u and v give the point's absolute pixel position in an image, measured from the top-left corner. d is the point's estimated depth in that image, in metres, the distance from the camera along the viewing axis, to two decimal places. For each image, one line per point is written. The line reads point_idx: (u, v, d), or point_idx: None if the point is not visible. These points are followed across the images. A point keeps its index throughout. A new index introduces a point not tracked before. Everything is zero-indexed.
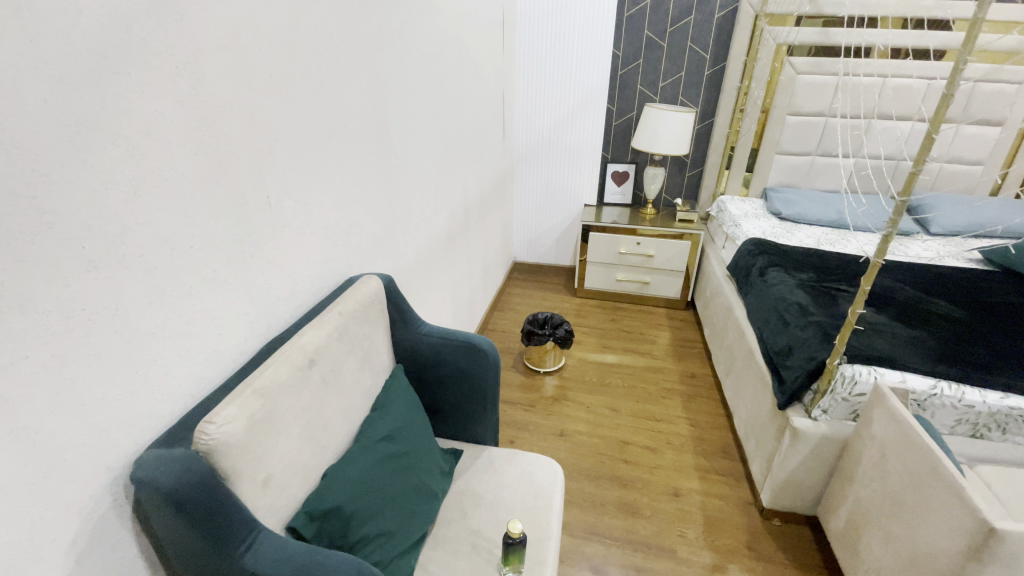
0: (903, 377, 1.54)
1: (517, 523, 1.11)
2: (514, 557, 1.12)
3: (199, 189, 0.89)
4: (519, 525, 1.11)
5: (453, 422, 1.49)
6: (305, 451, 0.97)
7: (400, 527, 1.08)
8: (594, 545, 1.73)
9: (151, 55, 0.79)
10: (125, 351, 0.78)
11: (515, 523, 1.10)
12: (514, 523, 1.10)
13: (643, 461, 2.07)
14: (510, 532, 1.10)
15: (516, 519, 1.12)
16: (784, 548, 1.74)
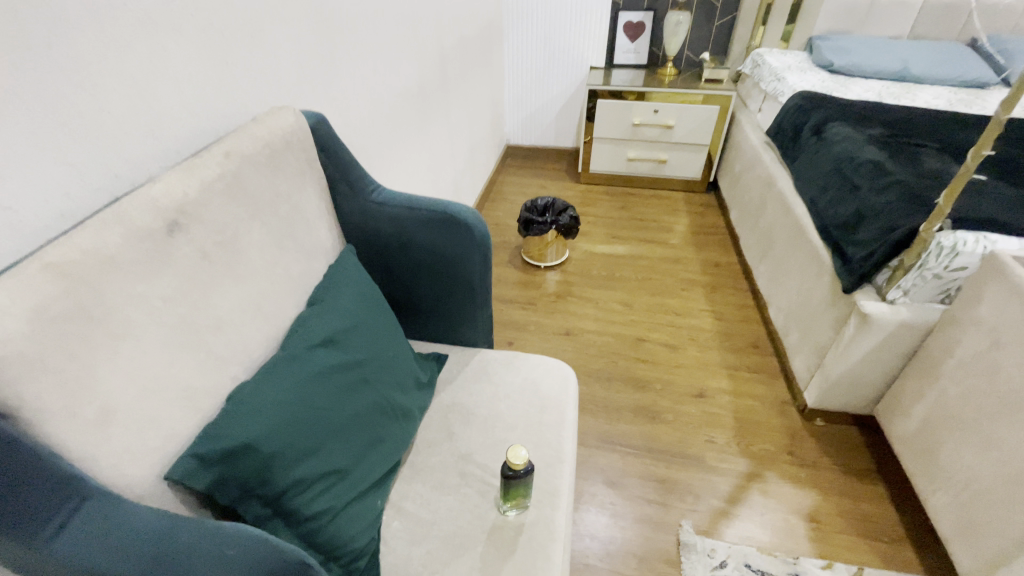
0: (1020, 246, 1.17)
1: (520, 450, 0.80)
2: (517, 491, 0.84)
3: None
4: (525, 454, 0.80)
5: (431, 321, 1.13)
6: (184, 365, 0.61)
7: (352, 464, 0.76)
8: (608, 455, 1.48)
9: None
10: None
11: (518, 453, 0.79)
12: (516, 452, 0.80)
13: (663, 360, 1.78)
14: (510, 464, 0.79)
15: (519, 445, 0.81)
16: (829, 453, 1.49)
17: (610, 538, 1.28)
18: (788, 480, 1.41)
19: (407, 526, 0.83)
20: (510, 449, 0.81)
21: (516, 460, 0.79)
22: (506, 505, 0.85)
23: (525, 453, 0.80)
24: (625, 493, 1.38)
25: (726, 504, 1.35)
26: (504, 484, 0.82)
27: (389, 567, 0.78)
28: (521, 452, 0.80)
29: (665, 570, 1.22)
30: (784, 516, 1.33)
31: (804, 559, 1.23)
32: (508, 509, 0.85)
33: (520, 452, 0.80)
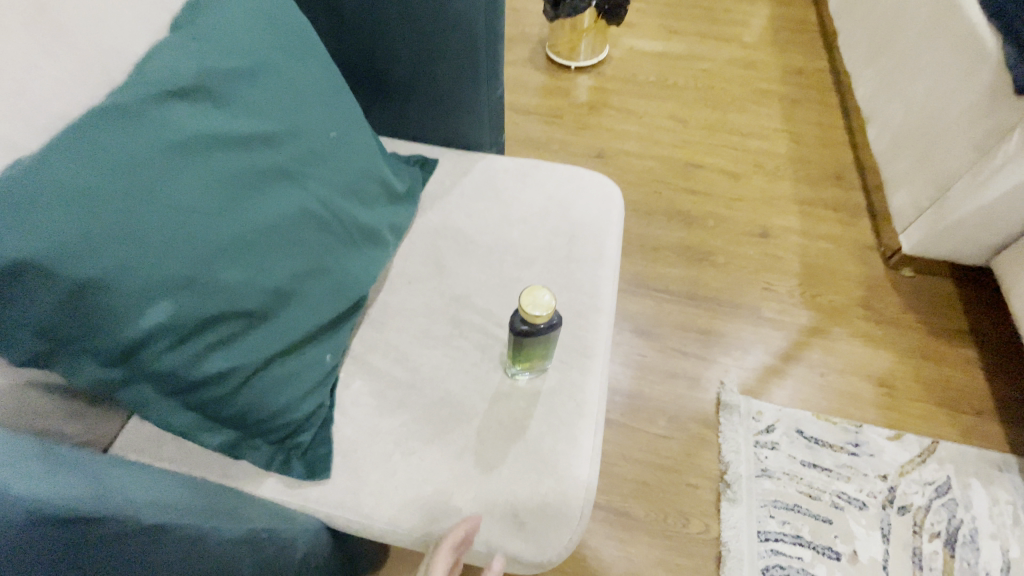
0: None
1: (542, 295, 0.50)
2: (533, 354, 0.56)
3: None
4: (551, 303, 0.50)
5: (411, 106, 0.75)
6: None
7: (271, 303, 0.48)
8: (640, 300, 1.20)
9: None
10: None
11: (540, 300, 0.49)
12: (536, 298, 0.50)
13: (719, 191, 1.40)
14: (526, 316, 0.50)
15: (542, 287, 0.51)
16: (914, 310, 1.21)
17: (636, 393, 1.07)
18: (860, 338, 1.16)
19: (374, 388, 0.58)
20: (525, 292, 0.51)
21: (535, 310, 0.49)
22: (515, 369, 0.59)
23: (552, 300, 0.50)
24: (658, 345, 1.13)
25: (779, 361, 1.11)
26: (513, 343, 0.54)
27: (347, 444, 0.54)
28: (544, 297, 0.50)
29: (698, 431, 1.02)
30: (851, 378, 1.10)
31: (868, 427, 1.03)
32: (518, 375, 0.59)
33: (542, 298, 0.50)
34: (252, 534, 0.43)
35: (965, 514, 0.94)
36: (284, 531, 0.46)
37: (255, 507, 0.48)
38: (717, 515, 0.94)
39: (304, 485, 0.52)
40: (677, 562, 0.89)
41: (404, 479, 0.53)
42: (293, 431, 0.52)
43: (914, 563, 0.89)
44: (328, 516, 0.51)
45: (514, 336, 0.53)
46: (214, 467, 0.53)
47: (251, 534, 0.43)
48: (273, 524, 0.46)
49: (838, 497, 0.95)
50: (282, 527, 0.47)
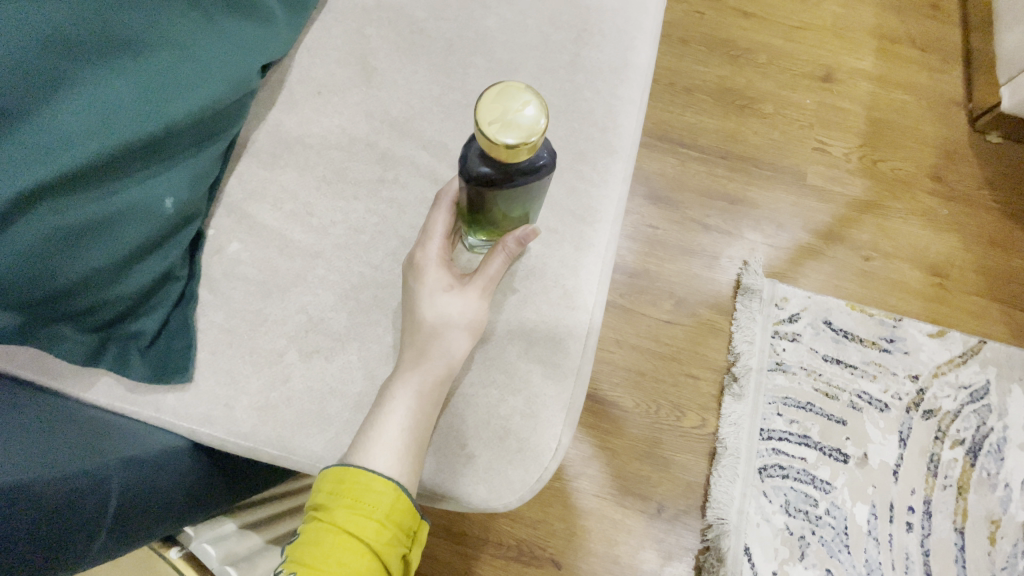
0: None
1: (523, 108, 0.27)
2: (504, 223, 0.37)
3: None
4: (538, 126, 0.27)
5: None
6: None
7: (14, 74, 0.28)
8: (659, 157, 0.95)
9: None
10: None
11: (515, 117, 0.26)
12: (507, 113, 0.27)
13: (779, 15, 1.07)
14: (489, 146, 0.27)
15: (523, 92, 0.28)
16: (993, 185, 0.99)
17: (641, 272, 0.89)
18: (919, 217, 0.95)
19: (258, 255, 0.38)
20: (491, 100, 0.27)
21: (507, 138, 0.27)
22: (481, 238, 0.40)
23: (541, 120, 0.27)
24: (673, 215, 0.92)
25: (818, 240, 0.92)
26: (471, 195, 0.33)
27: (215, 335, 0.36)
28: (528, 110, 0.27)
29: (709, 318, 0.87)
30: (899, 264, 0.92)
31: (908, 321, 0.87)
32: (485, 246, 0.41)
33: (521, 115, 0.27)
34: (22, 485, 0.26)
35: (996, 422, 0.84)
36: (91, 460, 0.30)
37: (82, 428, 0.32)
38: (717, 409, 0.82)
39: (153, 390, 0.36)
40: (665, 456, 0.80)
41: (300, 389, 0.36)
42: (128, 310, 0.34)
43: (928, 470, 0.80)
44: (190, 434, 0.35)
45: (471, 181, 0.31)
46: (22, 360, 0.35)
47: (17, 484, 0.26)
48: (76, 454, 0.30)
49: (858, 397, 0.83)
50: (90, 458, 0.30)
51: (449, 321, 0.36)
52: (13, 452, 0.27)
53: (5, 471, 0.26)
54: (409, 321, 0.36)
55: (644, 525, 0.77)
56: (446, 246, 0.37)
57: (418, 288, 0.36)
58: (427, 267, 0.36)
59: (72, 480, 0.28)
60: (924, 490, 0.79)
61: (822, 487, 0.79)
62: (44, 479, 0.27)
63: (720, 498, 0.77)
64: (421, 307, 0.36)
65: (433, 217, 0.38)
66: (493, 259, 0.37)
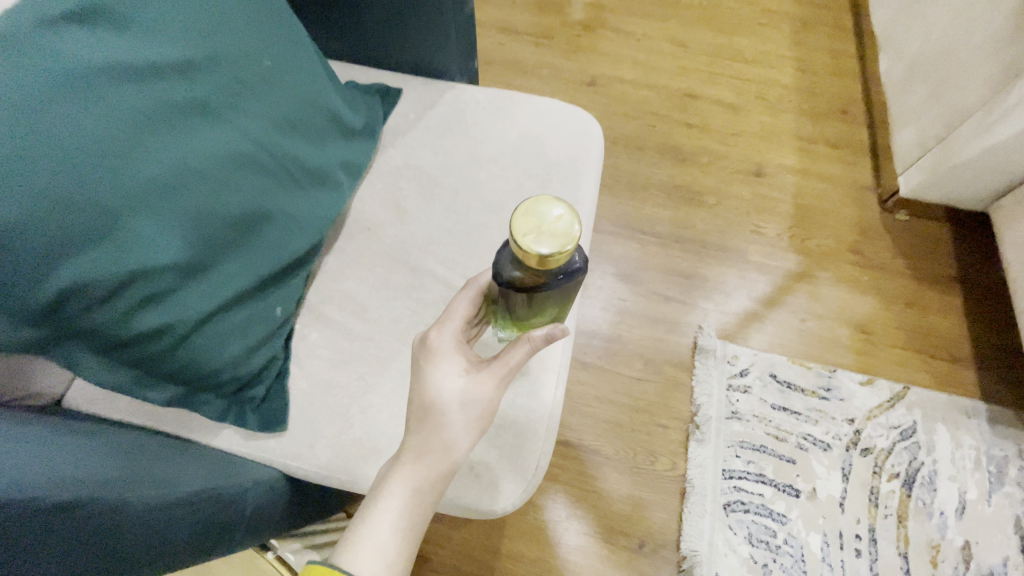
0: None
1: (546, 215, 0.38)
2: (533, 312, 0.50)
3: None
4: (569, 231, 0.38)
5: (371, 26, 0.67)
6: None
7: (213, 244, 0.46)
8: (625, 242, 1.16)
9: None
10: None
11: (542, 224, 0.37)
12: (536, 223, 0.38)
13: (716, 125, 1.32)
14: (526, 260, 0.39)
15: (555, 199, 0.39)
16: (905, 255, 1.19)
17: (615, 337, 1.06)
18: (844, 284, 1.14)
19: (329, 341, 0.56)
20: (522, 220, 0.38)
21: (549, 247, 0.37)
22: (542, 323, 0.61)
23: (560, 217, 0.38)
24: (639, 289, 1.11)
25: (760, 306, 1.11)
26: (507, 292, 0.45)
27: (302, 397, 0.53)
28: (561, 218, 0.38)
29: (674, 375, 1.03)
30: (830, 324, 1.10)
31: (841, 373, 1.04)
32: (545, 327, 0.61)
33: (547, 219, 0.38)
34: (208, 488, 0.45)
35: (926, 457, 0.97)
36: (202, 483, 0.45)
37: (187, 465, 0.46)
38: (685, 454, 0.96)
39: (259, 437, 0.52)
40: (644, 497, 0.93)
41: (360, 433, 0.52)
42: (244, 383, 0.51)
43: (870, 501, 0.94)
44: (284, 467, 0.51)
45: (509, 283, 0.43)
46: (170, 419, 0.52)
47: (208, 486, 0.45)
48: (134, 488, 0.39)
49: (804, 439, 0.98)
50: (167, 487, 0.42)
51: (452, 410, 0.46)
52: (200, 470, 0.47)
53: (71, 486, 0.35)
54: (419, 405, 0.47)
55: (628, 559, 0.89)
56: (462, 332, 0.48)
57: (433, 373, 0.47)
58: (440, 351, 0.47)
59: (78, 506, 0.35)
60: (868, 519, 0.92)
61: (779, 519, 0.92)
62: (220, 485, 0.46)
63: (691, 532, 0.90)
64: (439, 390, 0.46)
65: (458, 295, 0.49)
66: (514, 350, 0.48)
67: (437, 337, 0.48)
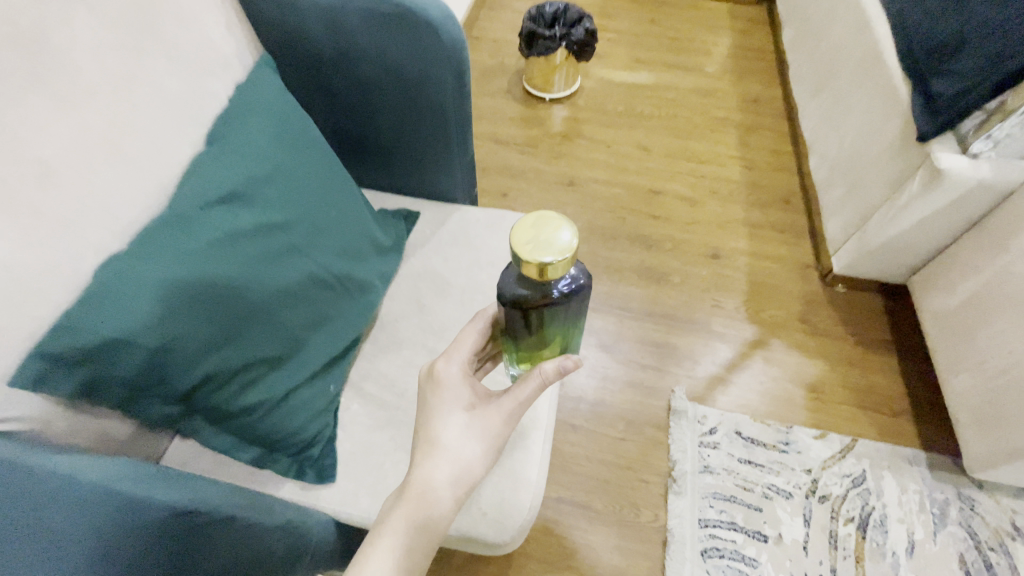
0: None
1: (542, 231, 0.46)
2: (543, 344, 0.59)
3: None
4: (560, 239, 0.45)
5: (395, 167, 0.88)
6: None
7: (294, 341, 0.63)
8: (605, 318, 1.35)
9: None
10: None
11: (539, 237, 0.45)
12: (534, 237, 0.46)
13: (678, 216, 1.56)
14: (528, 275, 0.47)
15: (558, 220, 0.47)
16: (846, 323, 1.37)
17: (599, 402, 1.22)
18: (795, 349, 1.32)
19: (369, 410, 0.72)
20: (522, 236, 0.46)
21: (546, 258, 0.44)
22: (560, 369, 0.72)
23: (553, 231, 0.46)
24: (618, 359, 1.29)
25: (724, 370, 1.28)
26: (512, 321, 0.55)
27: (349, 456, 0.69)
28: (557, 232, 0.46)
29: (652, 434, 1.18)
30: (786, 385, 1.26)
31: (797, 428, 1.19)
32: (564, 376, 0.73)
33: (543, 233, 0.46)
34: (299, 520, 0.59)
35: (876, 502, 1.11)
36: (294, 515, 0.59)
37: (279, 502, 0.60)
38: (665, 505, 1.09)
39: (315, 488, 0.66)
40: (630, 546, 1.05)
41: (393, 483, 0.67)
42: (306, 444, 0.66)
43: (829, 543, 1.06)
44: (335, 512, 0.66)
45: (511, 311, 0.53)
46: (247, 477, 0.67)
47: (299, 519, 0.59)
48: (253, 511, 0.53)
49: (768, 488, 1.11)
50: (274, 513, 0.55)
51: (450, 444, 0.57)
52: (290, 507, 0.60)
53: (226, 505, 0.50)
54: (425, 437, 0.57)
55: None
56: (464, 366, 0.61)
57: (442, 404, 0.58)
58: (445, 382, 0.59)
59: (191, 514, 0.46)
60: (829, 560, 1.04)
61: (751, 563, 1.03)
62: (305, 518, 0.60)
63: None
64: (444, 431, 0.57)
65: (466, 330, 0.62)
66: (523, 385, 0.58)
67: (446, 368, 0.59)
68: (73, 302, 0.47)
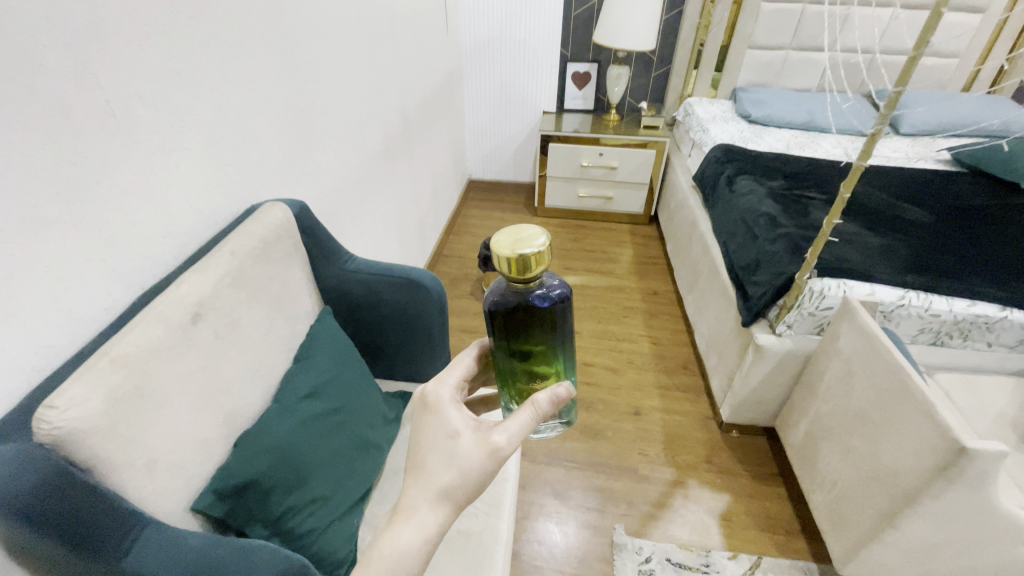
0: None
1: (527, 231, 0.55)
2: (537, 364, 0.64)
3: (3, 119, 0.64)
4: (540, 237, 0.54)
5: (396, 365, 1.31)
6: (181, 415, 0.76)
7: (337, 486, 0.97)
8: (555, 471, 1.69)
9: None
10: None
11: (524, 236, 0.54)
12: (519, 235, 0.54)
13: (605, 383, 2.02)
14: (513, 276, 0.56)
15: (532, 227, 0.56)
16: (744, 461, 1.75)
17: (555, 542, 1.49)
18: (706, 485, 1.67)
19: None
20: (510, 235, 0.55)
21: (528, 251, 0.53)
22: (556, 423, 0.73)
23: (536, 232, 0.55)
24: (568, 504, 1.60)
25: (653, 508, 1.59)
26: (503, 337, 0.62)
27: None
28: (534, 233, 0.55)
29: (600, 567, 1.44)
30: (702, 517, 1.58)
31: (714, 551, 1.48)
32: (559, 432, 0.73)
33: (528, 234, 0.55)
34: None
35: None
36: None
37: None
38: None
39: None
40: None
41: None
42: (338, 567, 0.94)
43: None
44: None
45: (501, 320, 0.61)
46: None
47: None
48: None
49: None
50: None
51: (439, 467, 0.58)
52: None
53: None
54: (416, 461, 0.59)
55: None
56: (454, 390, 0.63)
57: (434, 429, 0.60)
58: (436, 406, 0.61)
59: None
60: None
61: None
62: None
63: None
64: (433, 458, 0.58)
65: (459, 358, 0.67)
66: (523, 412, 0.59)
67: (437, 392, 0.62)
68: (225, 460, 0.83)
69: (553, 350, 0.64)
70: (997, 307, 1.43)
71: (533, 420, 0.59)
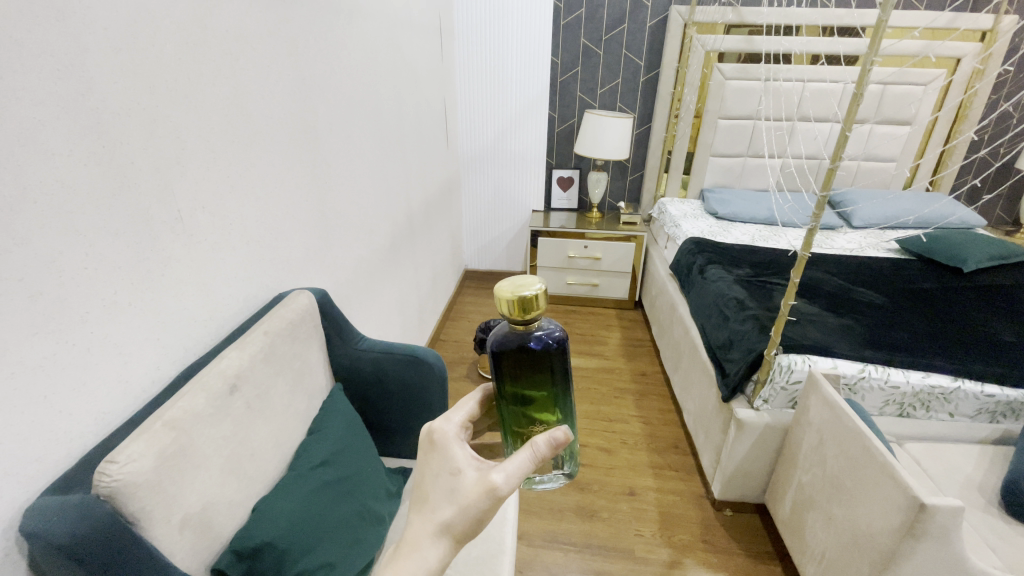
0: (980, 386, 1.56)
1: (525, 278, 0.69)
2: (534, 400, 0.76)
3: (105, 225, 0.82)
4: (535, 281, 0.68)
5: (399, 441, 1.39)
6: (212, 476, 0.86)
7: (346, 554, 1.02)
8: (553, 554, 1.69)
9: (32, 74, 0.70)
10: (35, 396, 0.72)
11: (522, 282, 0.68)
12: (518, 281, 0.68)
13: (599, 463, 2.06)
14: (515, 315, 0.68)
15: (528, 275, 0.70)
16: (739, 540, 1.76)
17: None
18: (703, 565, 1.67)
19: None
20: (511, 282, 0.69)
21: (525, 293, 0.66)
22: (557, 470, 0.82)
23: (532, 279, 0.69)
24: None
25: None
26: (506, 373, 0.75)
27: None
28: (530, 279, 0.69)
29: None
30: None
31: None
32: (560, 479, 0.81)
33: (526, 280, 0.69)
34: None
35: None
36: None
37: None
38: None
39: None
40: None
41: None
42: None
43: None
44: None
45: (505, 358, 0.73)
46: None
47: None
48: None
49: None
50: None
51: (442, 500, 0.68)
52: None
53: None
54: (422, 493, 0.69)
55: None
56: (458, 428, 0.73)
57: (439, 463, 0.70)
58: (442, 442, 0.71)
59: None
60: None
61: None
62: None
63: None
64: (437, 492, 0.68)
65: (465, 399, 0.78)
66: (521, 453, 0.69)
67: (444, 429, 0.72)
68: (245, 523, 0.90)
69: (549, 389, 0.76)
70: (949, 378, 1.57)
71: (529, 462, 0.68)
